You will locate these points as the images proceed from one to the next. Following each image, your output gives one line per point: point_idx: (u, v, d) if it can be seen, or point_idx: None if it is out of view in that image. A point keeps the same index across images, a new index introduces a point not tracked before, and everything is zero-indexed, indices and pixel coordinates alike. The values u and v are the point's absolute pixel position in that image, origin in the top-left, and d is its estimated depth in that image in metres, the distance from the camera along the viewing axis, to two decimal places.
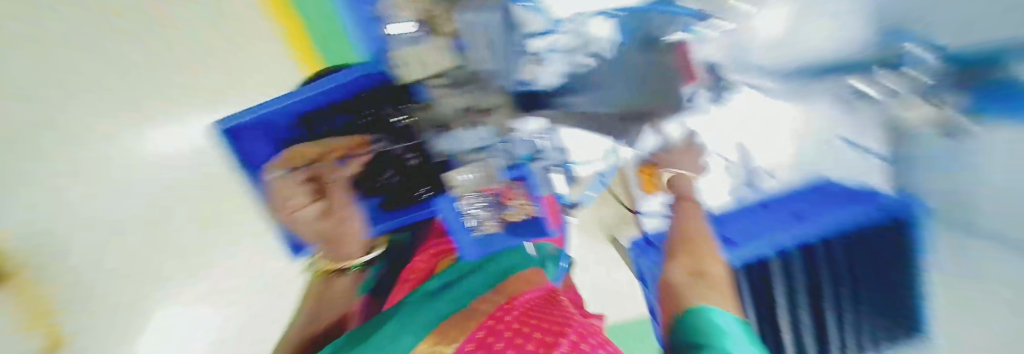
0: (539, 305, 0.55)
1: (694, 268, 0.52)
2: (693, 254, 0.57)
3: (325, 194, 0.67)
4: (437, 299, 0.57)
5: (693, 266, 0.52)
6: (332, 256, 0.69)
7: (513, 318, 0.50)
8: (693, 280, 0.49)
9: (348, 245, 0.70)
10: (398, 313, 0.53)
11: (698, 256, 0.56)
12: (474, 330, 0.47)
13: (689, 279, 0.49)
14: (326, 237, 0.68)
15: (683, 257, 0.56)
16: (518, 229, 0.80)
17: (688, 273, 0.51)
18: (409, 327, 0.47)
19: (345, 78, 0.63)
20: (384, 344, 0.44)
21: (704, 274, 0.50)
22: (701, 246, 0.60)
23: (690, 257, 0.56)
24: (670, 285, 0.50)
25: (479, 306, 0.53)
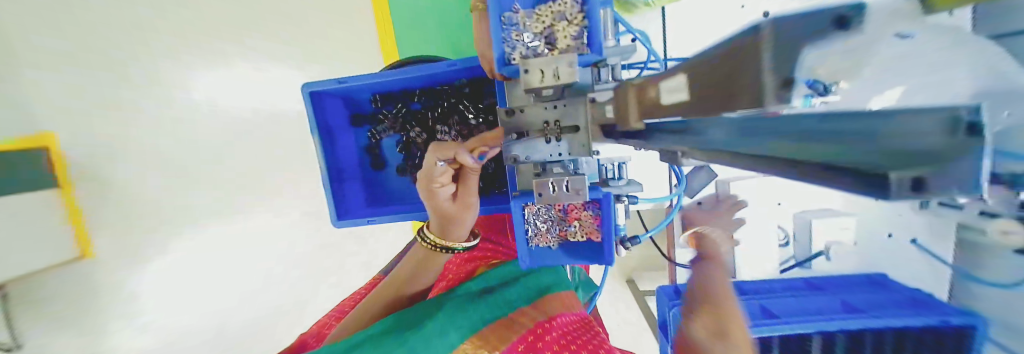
0: (576, 332, 0.57)
1: (716, 336, 0.48)
2: (716, 307, 0.51)
3: (459, 182, 0.60)
4: (479, 299, 0.63)
5: (714, 327, 0.49)
6: (441, 232, 0.64)
7: (551, 341, 0.55)
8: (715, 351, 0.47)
9: (458, 228, 0.64)
10: (445, 307, 0.61)
11: (723, 314, 0.50)
12: (515, 342, 0.55)
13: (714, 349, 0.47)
14: (444, 218, 0.63)
15: (703, 310, 0.51)
16: (574, 250, 0.55)
17: (710, 340, 0.48)
18: (457, 323, 0.57)
19: (434, 70, 0.72)
20: (432, 337, 0.54)
21: (724, 337, 0.48)
22: (725, 295, 0.51)
23: (711, 313, 0.50)
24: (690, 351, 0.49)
25: (520, 319, 0.60)
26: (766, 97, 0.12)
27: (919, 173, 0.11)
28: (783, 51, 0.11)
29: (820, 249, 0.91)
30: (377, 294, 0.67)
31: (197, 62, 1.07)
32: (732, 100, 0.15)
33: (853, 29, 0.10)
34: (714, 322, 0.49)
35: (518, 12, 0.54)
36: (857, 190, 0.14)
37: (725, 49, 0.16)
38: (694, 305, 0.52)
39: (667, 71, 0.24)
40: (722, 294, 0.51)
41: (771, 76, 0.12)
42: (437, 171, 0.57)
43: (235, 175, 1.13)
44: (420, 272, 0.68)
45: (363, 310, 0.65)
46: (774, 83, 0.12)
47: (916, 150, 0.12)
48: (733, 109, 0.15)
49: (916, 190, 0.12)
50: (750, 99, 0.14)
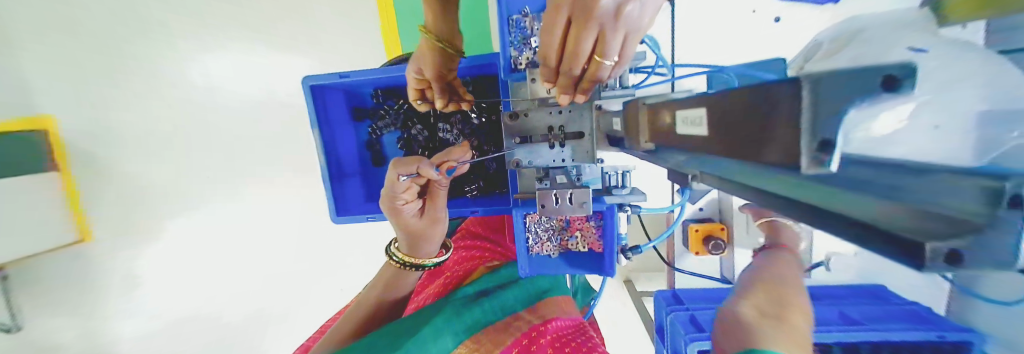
0: (570, 335, 0.57)
1: (770, 315, 0.46)
2: (778, 298, 0.50)
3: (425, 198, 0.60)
4: (476, 303, 0.62)
5: (771, 309, 0.47)
6: (410, 249, 0.65)
7: (545, 343, 0.54)
8: (762, 321, 0.45)
9: (428, 243, 0.65)
10: (443, 310, 0.61)
11: (784, 303, 0.49)
12: (510, 345, 0.54)
13: (763, 319, 0.45)
14: (412, 235, 0.63)
15: (763, 295, 0.51)
16: (572, 259, 0.54)
17: (761, 312, 0.47)
18: (452, 328, 0.57)
19: None
20: (428, 342, 0.54)
21: (782, 319, 0.46)
22: (791, 295, 0.51)
23: (772, 300, 0.49)
24: (737, 318, 0.47)
25: (517, 322, 0.60)
26: (803, 160, 0.12)
27: (957, 246, 0.10)
28: (828, 104, 0.11)
29: (821, 259, 0.88)
30: (364, 307, 0.64)
31: (194, 47, 1.04)
32: (762, 149, 0.15)
33: (902, 90, 0.10)
34: (767, 298, 0.50)
35: (527, 15, 0.52)
36: (887, 255, 0.13)
37: (755, 93, 0.15)
38: (752, 285, 0.54)
39: (690, 96, 0.23)
40: (785, 283, 0.54)
41: (812, 133, 0.12)
42: (399, 189, 0.57)
43: (234, 166, 1.11)
44: (402, 278, 0.67)
45: (346, 318, 0.62)
46: (814, 147, 0.12)
47: (949, 217, 0.12)
48: (761, 159, 0.15)
49: (950, 264, 0.11)
50: (783, 151, 0.14)
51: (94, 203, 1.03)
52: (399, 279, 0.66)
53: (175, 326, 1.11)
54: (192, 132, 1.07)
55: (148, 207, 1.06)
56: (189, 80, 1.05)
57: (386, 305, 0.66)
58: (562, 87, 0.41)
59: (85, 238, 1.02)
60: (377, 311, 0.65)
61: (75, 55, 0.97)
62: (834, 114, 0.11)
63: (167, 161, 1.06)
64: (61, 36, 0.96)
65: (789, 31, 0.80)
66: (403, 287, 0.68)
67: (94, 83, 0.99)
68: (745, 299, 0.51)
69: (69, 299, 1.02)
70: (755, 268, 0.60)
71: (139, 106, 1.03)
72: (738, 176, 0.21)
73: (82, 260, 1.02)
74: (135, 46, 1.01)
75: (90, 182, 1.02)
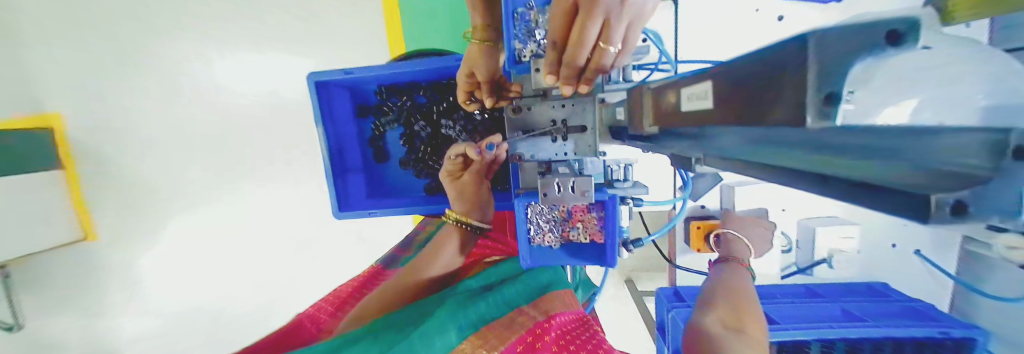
0: (574, 331, 0.57)
1: (732, 328, 0.49)
2: (735, 307, 0.53)
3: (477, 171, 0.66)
4: (480, 298, 0.63)
5: (730, 320, 0.51)
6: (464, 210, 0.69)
7: (550, 341, 0.54)
8: (724, 334, 0.48)
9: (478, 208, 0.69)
10: (448, 303, 0.61)
11: (743, 312, 0.52)
12: (514, 342, 0.54)
13: (725, 332, 0.48)
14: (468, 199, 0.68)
15: (722, 304, 0.54)
16: (576, 250, 0.54)
17: (723, 325, 0.49)
18: (456, 323, 0.56)
19: (442, 64, 0.73)
20: (432, 337, 0.54)
21: (739, 329, 0.49)
22: (746, 300, 0.55)
23: (729, 309, 0.53)
24: (701, 333, 0.49)
25: (521, 317, 0.60)
26: (807, 113, 0.13)
27: (961, 197, 0.12)
28: (841, 60, 0.11)
29: (823, 257, 0.89)
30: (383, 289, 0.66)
31: (196, 44, 1.03)
32: (767, 112, 0.15)
33: (906, 43, 0.11)
34: (727, 308, 0.53)
35: (532, 7, 0.49)
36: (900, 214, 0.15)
37: (762, 59, 0.16)
38: (713, 295, 0.57)
39: (696, 73, 0.23)
40: (744, 291, 0.57)
41: (818, 89, 0.12)
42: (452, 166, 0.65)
43: (238, 164, 1.11)
44: (429, 258, 0.70)
45: (365, 302, 0.64)
46: (819, 99, 0.12)
47: (967, 176, 0.12)
48: (765, 122, 0.15)
49: (956, 215, 0.13)
50: (786, 112, 0.14)
51: (92, 201, 1.02)
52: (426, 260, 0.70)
53: (177, 323, 1.11)
54: (194, 128, 1.07)
55: (147, 204, 1.05)
56: (190, 77, 1.04)
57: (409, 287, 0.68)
58: (566, 79, 0.40)
59: (87, 237, 1.03)
60: (399, 294, 0.66)
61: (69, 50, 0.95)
62: (841, 67, 0.11)
63: (167, 159, 1.06)
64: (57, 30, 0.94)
65: (792, 29, 0.81)
66: (429, 270, 0.70)
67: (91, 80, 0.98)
68: (709, 312, 0.53)
69: (66, 297, 1.01)
70: (709, 279, 0.62)
71: (138, 102, 1.02)
72: (750, 156, 0.21)
73: (82, 260, 1.02)
74: (131, 40, 0.99)
75: (91, 180, 1.01)
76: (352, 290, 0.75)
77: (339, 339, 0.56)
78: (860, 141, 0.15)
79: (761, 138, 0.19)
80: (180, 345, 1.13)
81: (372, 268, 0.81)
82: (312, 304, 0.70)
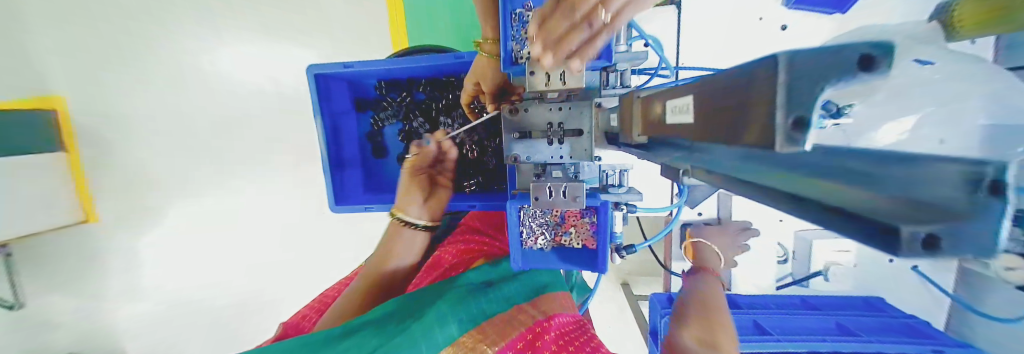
0: (572, 332, 0.57)
1: (705, 344, 0.47)
2: (706, 320, 0.52)
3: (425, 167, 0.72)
4: (482, 294, 0.62)
5: (704, 334, 0.49)
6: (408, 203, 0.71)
7: (549, 340, 0.54)
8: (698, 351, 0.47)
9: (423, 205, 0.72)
10: (449, 297, 0.61)
11: (716, 325, 0.51)
12: (515, 338, 0.54)
13: (698, 348, 0.47)
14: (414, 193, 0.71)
15: (695, 319, 0.53)
16: (570, 254, 0.54)
17: (697, 341, 0.48)
18: (457, 316, 0.56)
19: (442, 62, 0.73)
20: (433, 327, 0.54)
21: (714, 344, 0.47)
22: (717, 313, 0.54)
23: (702, 323, 0.52)
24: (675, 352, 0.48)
25: (520, 315, 0.59)
26: (777, 136, 0.12)
27: (931, 230, 0.11)
28: (811, 83, 0.11)
29: (818, 269, 0.89)
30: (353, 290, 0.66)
31: (200, 33, 1.03)
32: (741, 129, 0.15)
33: (879, 68, 0.10)
34: (697, 322, 0.52)
35: (530, 9, 0.48)
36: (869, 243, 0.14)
37: (739, 75, 0.15)
38: (684, 310, 0.56)
39: (683, 83, 0.23)
40: (713, 303, 0.56)
41: (788, 111, 0.12)
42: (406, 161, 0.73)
43: (237, 155, 1.12)
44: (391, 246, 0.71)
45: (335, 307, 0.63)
46: (787, 123, 0.12)
47: (935, 207, 0.12)
48: (739, 141, 0.15)
49: (927, 249, 0.12)
50: (758, 132, 0.14)
51: (93, 185, 1.03)
52: (391, 251, 0.70)
53: (172, 309, 1.12)
54: (195, 116, 1.07)
55: (146, 191, 1.06)
56: (193, 66, 1.05)
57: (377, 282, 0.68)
58: (545, 42, 0.35)
59: (89, 219, 1.03)
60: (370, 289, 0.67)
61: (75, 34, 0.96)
62: (811, 91, 0.11)
63: (168, 146, 1.06)
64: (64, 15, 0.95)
65: (797, 38, 0.80)
66: (394, 261, 0.70)
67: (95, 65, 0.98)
68: (683, 329, 0.52)
69: (67, 278, 1.03)
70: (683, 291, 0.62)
71: (140, 89, 1.02)
72: (732, 170, 0.21)
73: (82, 242, 1.03)
74: (136, 27, 1.00)
75: (93, 164, 1.02)
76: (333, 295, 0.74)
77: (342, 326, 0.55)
78: None
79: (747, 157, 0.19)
80: (173, 332, 1.13)
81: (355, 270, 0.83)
82: (295, 313, 0.68)
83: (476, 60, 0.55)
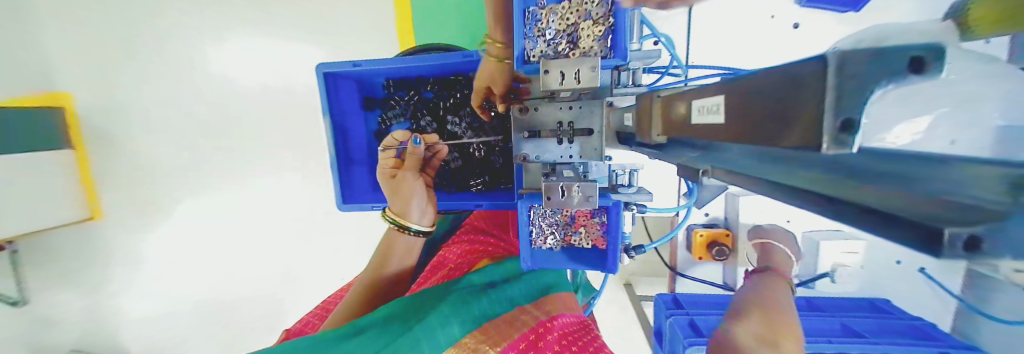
0: (576, 332, 0.57)
1: (768, 343, 0.46)
2: (766, 319, 0.51)
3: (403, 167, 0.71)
4: (485, 294, 0.62)
5: (763, 333, 0.48)
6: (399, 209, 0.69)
7: (552, 340, 0.54)
8: (757, 347, 0.45)
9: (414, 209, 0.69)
10: (450, 299, 0.60)
11: (776, 323, 0.50)
12: (517, 340, 0.54)
13: (758, 345, 0.46)
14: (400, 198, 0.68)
15: (754, 318, 0.51)
16: (577, 255, 0.54)
17: (755, 338, 0.47)
18: (458, 317, 0.56)
19: (450, 60, 0.73)
20: (435, 327, 0.53)
21: (773, 342, 0.46)
22: (778, 314, 0.52)
23: (763, 321, 0.51)
24: (730, 345, 0.47)
25: (523, 315, 0.59)
26: (824, 139, 0.13)
27: (974, 232, 0.11)
28: (861, 85, 0.11)
29: (825, 270, 0.87)
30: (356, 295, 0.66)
31: (207, 30, 1.04)
32: (782, 131, 0.15)
33: (929, 71, 0.10)
34: (758, 320, 0.51)
35: (544, 7, 0.47)
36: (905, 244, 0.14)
37: (780, 77, 0.16)
38: (743, 308, 0.55)
39: (710, 84, 0.23)
40: (779, 305, 0.55)
41: (835, 116, 0.12)
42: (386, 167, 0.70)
43: (238, 154, 1.10)
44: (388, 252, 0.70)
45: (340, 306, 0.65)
46: (836, 125, 0.12)
47: (969, 206, 0.12)
48: (780, 142, 0.15)
49: (971, 249, 0.11)
50: (803, 134, 0.14)
51: (107, 180, 1.06)
52: (390, 255, 0.70)
53: (179, 304, 1.14)
54: (200, 114, 1.07)
55: (155, 187, 1.08)
56: (199, 63, 1.05)
57: (374, 283, 0.68)
58: None
59: (94, 216, 1.06)
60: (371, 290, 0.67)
61: (89, 33, 0.98)
62: (860, 95, 0.11)
63: (176, 143, 1.07)
64: (82, 15, 0.98)
65: (809, 37, 0.79)
66: (394, 264, 0.71)
67: (107, 62, 1.00)
68: (739, 326, 0.51)
69: (82, 272, 1.06)
70: (743, 291, 0.61)
71: (150, 87, 1.03)
72: (757, 171, 0.21)
73: (94, 236, 1.06)
74: (146, 23, 1.01)
75: (106, 160, 1.05)
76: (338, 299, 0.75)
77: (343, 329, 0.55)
78: None
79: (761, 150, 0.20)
80: (178, 328, 1.14)
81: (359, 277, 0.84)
82: (298, 322, 0.68)
83: (483, 61, 0.56)
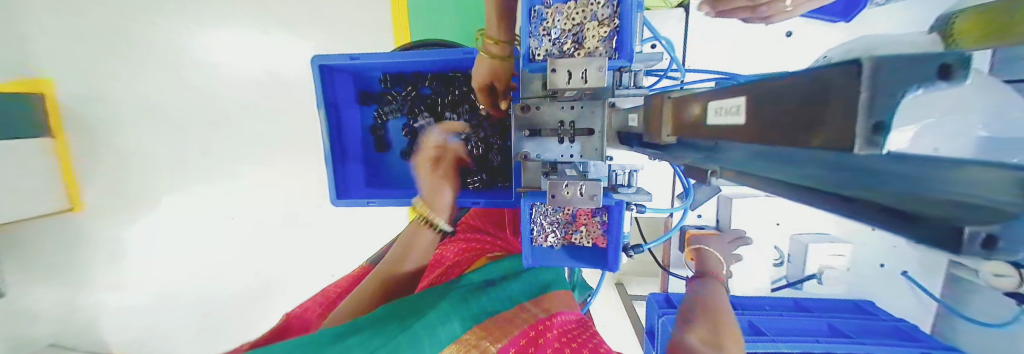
0: (574, 331, 0.58)
1: (710, 343, 0.49)
2: (710, 321, 0.54)
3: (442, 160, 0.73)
4: (486, 292, 0.62)
5: (709, 336, 0.51)
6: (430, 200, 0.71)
7: (552, 338, 0.55)
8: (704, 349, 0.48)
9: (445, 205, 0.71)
10: (451, 294, 0.61)
11: (719, 324, 0.53)
12: (516, 336, 0.54)
13: (704, 347, 0.49)
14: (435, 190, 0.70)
15: (700, 321, 0.55)
16: (577, 253, 0.54)
17: (701, 340, 0.50)
18: (460, 313, 0.56)
19: (449, 56, 0.72)
20: (438, 324, 0.53)
21: (718, 344, 0.49)
22: (719, 314, 0.56)
23: (707, 323, 0.54)
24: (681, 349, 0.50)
25: (523, 313, 0.59)
26: (857, 139, 0.13)
27: (991, 231, 0.11)
28: (894, 86, 0.12)
29: (813, 272, 0.90)
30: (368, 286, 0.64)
31: (197, 20, 1.01)
32: (815, 130, 0.16)
33: (955, 77, 0.11)
34: (704, 323, 0.54)
35: (550, 6, 0.47)
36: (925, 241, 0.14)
37: (813, 80, 0.16)
38: (691, 312, 0.58)
39: (727, 87, 0.23)
40: (717, 305, 0.59)
41: (866, 118, 0.13)
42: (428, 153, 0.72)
43: (231, 146, 1.09)
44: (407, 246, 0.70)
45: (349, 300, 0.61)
46: (868, 126, 0.13)
47: (968, 204, 0.12)
48: (812, 141, 0.16)
49: (989, 247, 0.11)
50: (836, 133, 0.14)
51: (87, 172, 1.02)
52: (407, 252, 0.70)
53: (163, 301, 1.10)
54: (189, 105, 1.04)
55: (140, 179, 1.05)
56: (188, 54, 1.02)
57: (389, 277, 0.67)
58: None
59: (73, 208, 1.02)
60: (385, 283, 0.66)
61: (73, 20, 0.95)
62: (893, 97, 0.12)
63: (163, 135, 1.04)
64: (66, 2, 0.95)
65: (801, 45, 0.81)
66: (410, 260, 0.70)
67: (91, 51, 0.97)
68: (687, 332, 0.53)
69: (61, 267, 1.03)
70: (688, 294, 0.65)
71: (136, 77, 1.00)
72: (766, 171, 0.22)
73: (72, 230, 1.02)
74: (132, 11, 0.98)
75: (87, 151, 1.01)
76: (340, 291, 0.72)
77: (347, 323, 0.53)
78: (885, 165, 0.15)
79: (762, 148, 0.20)
80: (162, 325, 1.11)
81: (361, 267, 0.82)
82: (299, 305, 0.66)
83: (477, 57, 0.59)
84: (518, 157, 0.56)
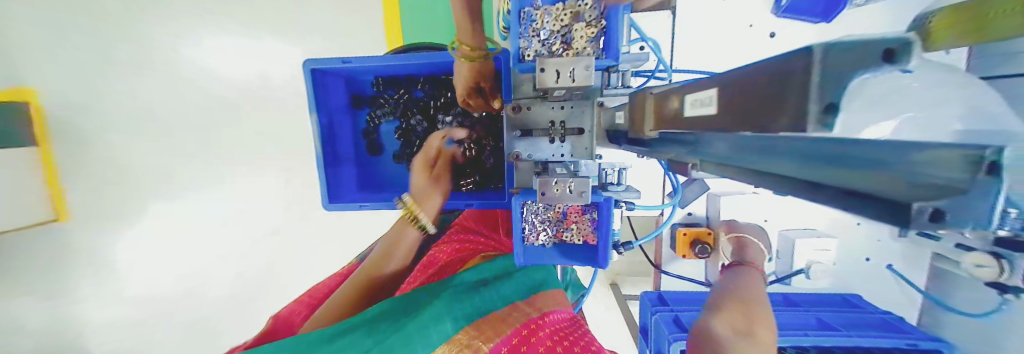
0: (567, 329, 0.58)
1: (738, 330, 0.50)
2: (742, 311, 0.54)
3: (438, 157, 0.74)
4: (476, 293, 0.62)
5: (738, 324, 0.51)
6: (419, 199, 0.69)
7: (544, 336, 0.55)
8: (729, 337, 0.48)
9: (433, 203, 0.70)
10: (442, 296, 0.60)
11: (749, 314, 0.53)
12: (509, 335, 0.54)
13: (731, 335, 0.49)
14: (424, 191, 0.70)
15: (731, 309, 0.54)
16: (569, 251, 0.55)
17: (729, 329, 0.50)
18: (452, 314, 0.56)
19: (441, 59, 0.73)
20: (430, 325, 0.53)
21: (746, 334, 0.49)
22: (754, 306, 0.55)
23: (738, 313, 0.53)
24: (704, 332, 0.51)
25: (515, 313, 0.59)
26: (809, 119, 0.14)
27: (937, 206, 0.13)
28: (843, 67, 0.13)
29: (801, 267, 0.91)
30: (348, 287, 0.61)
31: (182, 25, 1.00)
32: (773, 114, 0.17)
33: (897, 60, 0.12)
34: (737, 311, 0.54)
35: (539, 8, 0.48)
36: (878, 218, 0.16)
37: (769, 69, 0.17)
38: (723, 298, 0.58)
39: (701, 81, 0.25)
40: (754, 297, 0.57)
41: (818, 99, 0.14)
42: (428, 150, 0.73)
43: (216, 153, 1.06)
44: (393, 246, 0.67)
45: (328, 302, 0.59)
46: (819, 109, 0.14)
47: (924, 184, 0.14)
48: (770, 126, 0.17)
49: (933, 220, 0.14)
50: (792, 116, 0.15)
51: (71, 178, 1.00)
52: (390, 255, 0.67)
53: (148, 310, 1.08)
54: (176, 110, 1.03)
55: (127, 185, 1.03)
56: (171, 58, 1.00)
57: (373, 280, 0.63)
58: None
59: (59, 217, 1.00)
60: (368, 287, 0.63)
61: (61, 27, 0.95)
62: (841, 82, 0.13)
63: (150, 140, 1.03)
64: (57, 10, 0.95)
65: (784, 45, 0.83)
66: (390, 264, 0.67)
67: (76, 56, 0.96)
68: (713, 317, 0.54)
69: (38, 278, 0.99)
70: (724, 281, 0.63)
71: (122, 82, 0.99)
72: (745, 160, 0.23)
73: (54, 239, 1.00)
74: (118, 17, 0.97)
75: (72, 157, 0.99)
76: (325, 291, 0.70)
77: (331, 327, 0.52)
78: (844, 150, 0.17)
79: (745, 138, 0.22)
80: (147, 335, 1.08)
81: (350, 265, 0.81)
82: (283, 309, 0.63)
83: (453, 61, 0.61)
84: (508, 158, 0.57)
